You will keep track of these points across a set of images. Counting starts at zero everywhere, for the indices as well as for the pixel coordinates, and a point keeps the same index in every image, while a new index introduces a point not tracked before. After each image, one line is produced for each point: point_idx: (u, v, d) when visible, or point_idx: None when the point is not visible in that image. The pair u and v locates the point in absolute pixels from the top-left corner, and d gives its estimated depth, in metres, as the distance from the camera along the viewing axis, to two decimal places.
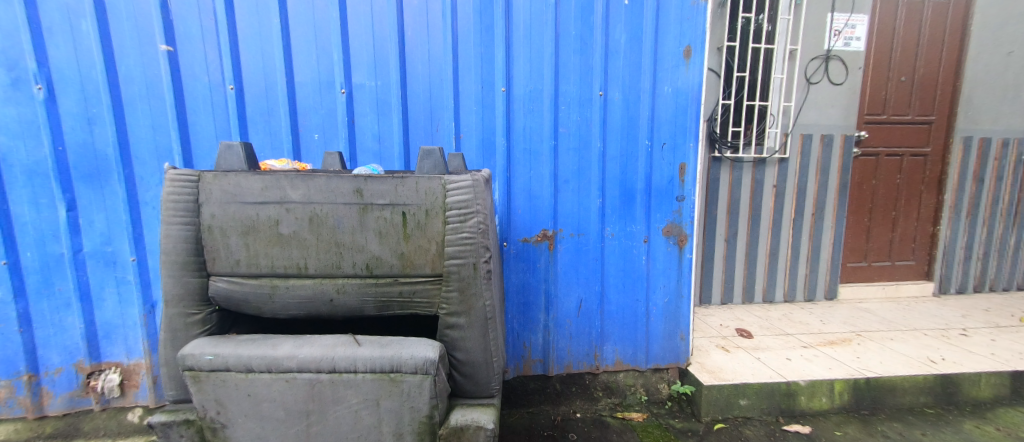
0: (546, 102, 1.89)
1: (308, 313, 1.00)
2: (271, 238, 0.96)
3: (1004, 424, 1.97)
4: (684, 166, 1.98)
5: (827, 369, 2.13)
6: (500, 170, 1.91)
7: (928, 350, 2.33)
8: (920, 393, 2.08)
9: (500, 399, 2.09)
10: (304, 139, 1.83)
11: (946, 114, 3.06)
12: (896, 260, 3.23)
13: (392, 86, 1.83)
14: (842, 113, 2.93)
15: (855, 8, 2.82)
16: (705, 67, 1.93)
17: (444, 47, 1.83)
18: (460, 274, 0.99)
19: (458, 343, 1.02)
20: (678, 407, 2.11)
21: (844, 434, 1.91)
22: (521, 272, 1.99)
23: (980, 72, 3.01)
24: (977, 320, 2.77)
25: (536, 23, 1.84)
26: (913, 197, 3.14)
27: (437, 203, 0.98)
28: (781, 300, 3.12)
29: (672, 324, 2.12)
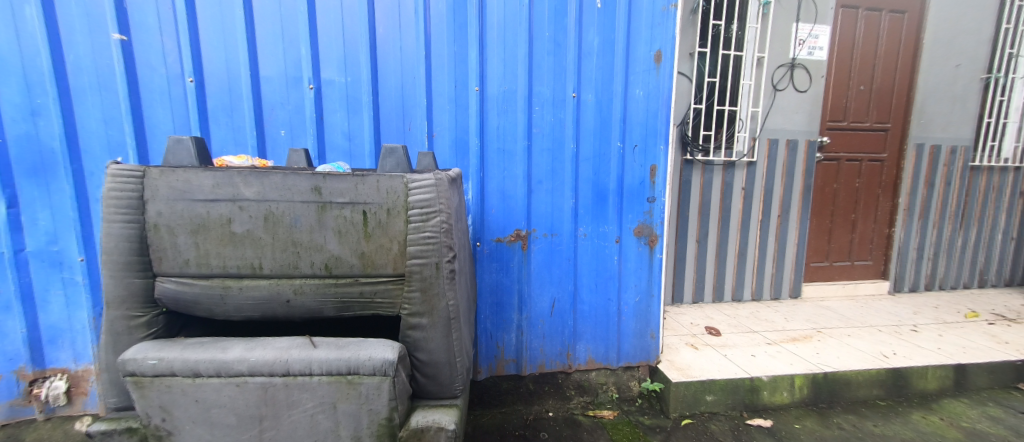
0: (520, 103, 1.90)
1: (263, 315, 0.97)
2: (223, 237, 0.92)
3: (947, 414, 2.11)
4: (655, 168, 2.03)
5: (788, 364, 2.23)
6: (474, 170, 1.90)
7: (881, 346, 2.48)
8: (873, 386, 2.21)
9: (473, 400, 2.09)
10: (270, 136, 1.77)
11: (900, 122, 3.26)
12: (855, 260, 3.41)
13: (363, 83, 1.79)
14: (806, 120, 3.07)
15: (818, 19, 2.96)
16: (676, 70, 1.98)
17: (416, 44, 1.80)
18: (422, 274, 0.98)
19: (421, 344, 1.00)
20: (648, 404, 2.16)
21: (803, 427, 2.00)
22: (494, 272, 1.99)
23: (931, 83, 3.21)
24: (926, 317, 2.96)
25: (512, 23, 1.85)
26: (871, 200, 3.33)
27: (399, 202, 0.97)
28: (749, 299, 3.24)
29: (643, 323, 2.17)
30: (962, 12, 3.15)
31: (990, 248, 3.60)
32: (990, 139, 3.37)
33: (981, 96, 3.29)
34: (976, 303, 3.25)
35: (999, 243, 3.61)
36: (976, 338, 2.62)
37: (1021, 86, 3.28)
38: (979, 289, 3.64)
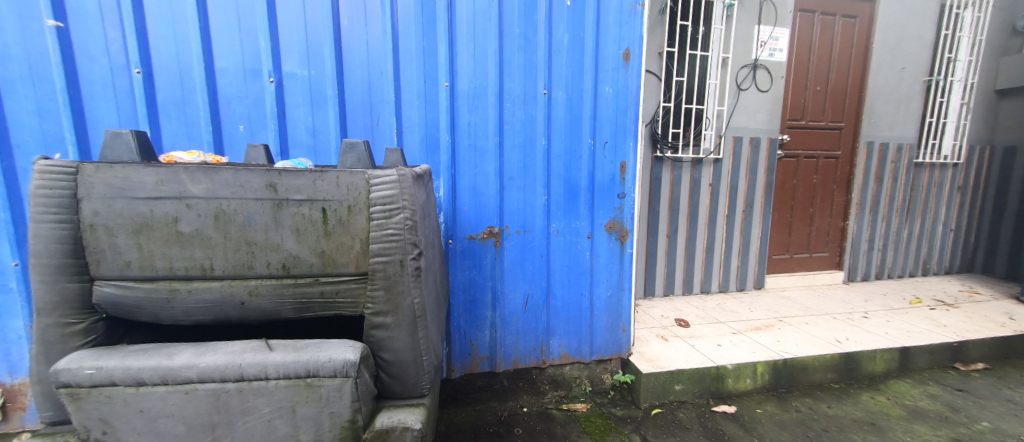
0: (491, 99, 1.89)
1: (215, 319, 0.92)
2: (169, 237, 0.87)
3: (893, 394, 2.25)
4: (625, 165, 2.07)
5: (751, 352, 2.33)
6: (445, 167, 1.88)
7: (836, 332, 2.62)
8: (828, 370, 2.33)
9: (446, 399, 2.07)
10: (228, 130, 1.69)
11: (852, 121, 3.45)
12: (813, 252, 3.59)
13: (327, 76, 1.74)
14: (767, 118, 3.20)
15: (778, 22, 3.08)
16: (643, 68, 2.02)
17: (383, 39, 1.76)
18: (385, 272, 0.96)
19: (385, 344, 0.98)
20: (620, 396, 2.21)
21: (764, 411, 2.09)
22: (467, 270, 1.98)
23: (880, 85, 3.41)
24: (876, 304, 3.15)
25: (482, 18, 1.83)
26: (827, 195, 3.51)
27: (360, 199, 0.95)
28: (717, 290, 3.36)
29: (614, 316, 2.21)
30: (907, 17, 3.35)
31: (932, 239, 3.87)
32: (931, 138, 3.62)
33: (923, 96, 3.53)
34: (920, 290, 3.49)
35: (939, 234, 3.88)
36: (919, 322, 2.81)
37: (958, 88, 3.53)
38: (923, 277, 3.91)
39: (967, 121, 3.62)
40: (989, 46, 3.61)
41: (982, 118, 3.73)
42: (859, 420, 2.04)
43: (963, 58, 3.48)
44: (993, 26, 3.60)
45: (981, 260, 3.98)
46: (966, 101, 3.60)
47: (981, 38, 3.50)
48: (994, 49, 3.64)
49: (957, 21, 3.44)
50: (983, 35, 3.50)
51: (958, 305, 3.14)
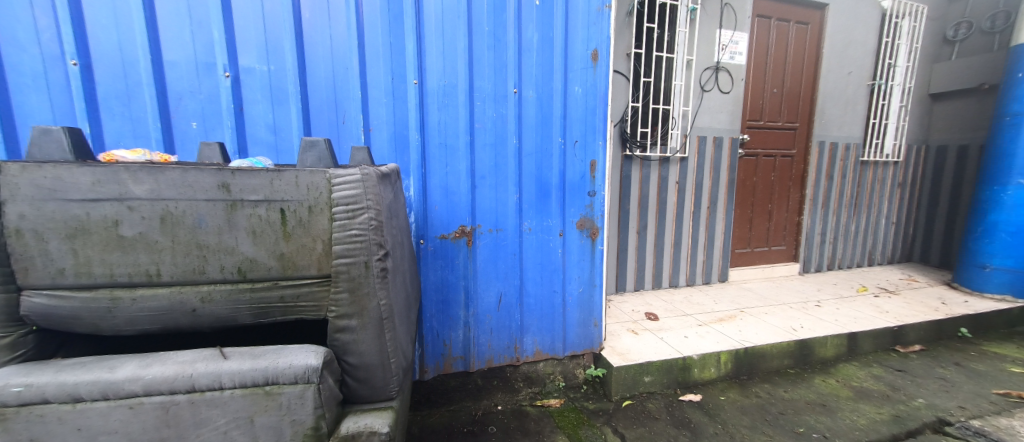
0: (461, 97, 1.87)
1: (164, 327, 0.87)
2: (109, 242, 0.81)
3: (842, 376, 2.39)
4: (594, 164, 2.10)
5: (715, 342, 2.42)
6: (415, 166, 1.85)
7: (792, 320, 2.76)
8: (785, 357, 2.46)
9: (418, 401, 2.04)
10: (179, 128, 1.60)
11: (806, 122, 3.63)
12: (772, 245, 3.76)
13: (288, 71, 1.67)
14: (729, 119, 3.32)
15: (737, 26, 3.20)
16: (611, 69, 2.05)
17: (347, 35, 1.71)
18: (349, 274, 0.94)
19: (351, 347, 0.95)
20: (592, 389, 2.24)
21: (727, 398, 2.18)
22: (439, 269, 1.95)
23: (831, 88, 3.61)
24: (828, 293, 3.34)
25: (450, 16, 1.81)
26: (784, 192, 3.68)
27: (322, 199, 0.92)
28: (684, 284, 3.46)
29: (587, 312, 2.24)
30: (854, 25, 3.56)
31: (877, 231, 4.13)
32: (875, 137, 3.86)
33: (868, 99, 3.76)
34: (866, 279, 3.72)
35: (883, 228, 4.15)
36: (865, 309, 3.00)
37: (897, 92, 3.79)
38: (869, 267, 4.17)
39: (906, 122, 3.90)
40: (924, 53, 3.90)
41: (918, 120, 4.02)
42: (811, 402, 2.15)
43: (901, 64, 3.74)
44: (927, 35, 3.89)
45: (919, 250, 4.28)
46: (904, 104, 3.87)
47: (917, 46, 3.77)
48: (929, 56, 3.93)
49: (896, 30, 3.69)
50: (918, 44, 3.78)
51: (900, 292, 3.37)
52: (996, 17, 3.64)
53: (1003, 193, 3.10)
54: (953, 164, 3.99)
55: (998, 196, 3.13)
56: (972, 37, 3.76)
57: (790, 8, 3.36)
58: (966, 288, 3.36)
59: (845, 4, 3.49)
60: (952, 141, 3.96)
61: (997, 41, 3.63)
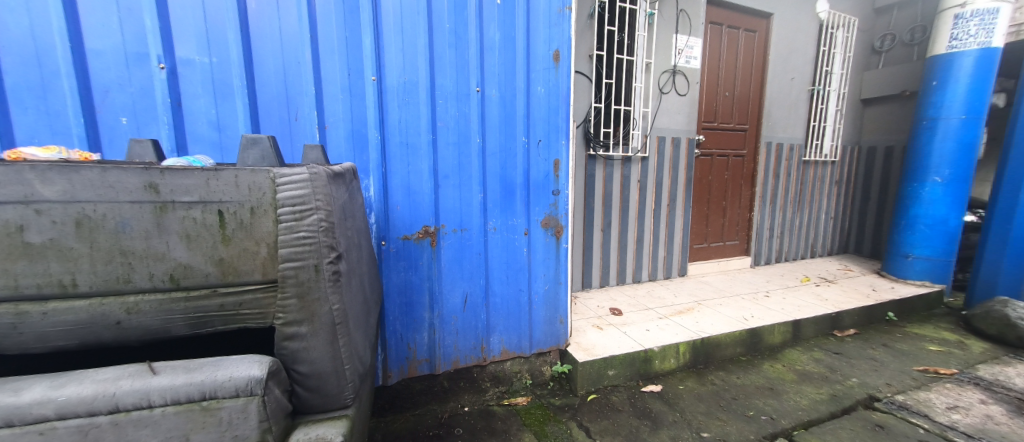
0: (422, 95, 1.83)
1: (82, 343, 0.80)
2: (13, 250, 0.73)
3: (787, 361, 2.54)
4: (558, 163, 2.12)
5: (674, 334, 2.51)
6: (375, 166, 1.79)
7: (744, 310, 2.91)
8: (738, 345, 2.58)
9: (382, 407, 1.98)
10: (107, 123, 1.47)
11: (755, 123, 3.83)
12: (726, 240, 3.95)
13: (233, 64, 1.57)
14: (686, 120, 3.45)
15: (692, 32, 3.32)
16: (572, 70, 2.08)
17: (299, 28, 1.63)
18: (297, 278, 0.89)
19: (301, 355, 0.90)
20: (559, 385, 2.26)
21: (685, 387, 2.26)
22: (402, 271, 1.90)
23: (777, 92, 3.83)
24: (776, 284, 3.54)
25: (410, 13, 1.76)
26: (737, 190, 3.87)
27: (265, 200, 0.87)
28: (646, 279, 3.57)
29: (552, 310, 2.26)
30: (796, 34, 3.79)
31: (819, 225, 4.43)
32: (816, 138, 4.13)
33: (809, 103, 4.01)
34: (810, 270, 3.98)
35: (824, 222, 4.45)
36: (808, 298, 3.20)
37: (834, 97, 4.08)
38: (812, 258, 4.46)
39: (842, 125, 4.20)
40: (856, 62, 4.22)
41: (852, 122, 4.35)
42: (760, 386, 2.27)
43: (837, 71, 4.02)
44: (858, 46, 4.22)
45: (854, 243, 4.63)
46: (839, 108, 4.17)
47: (849, 55, 4.08)
48: (859, 65, 4.26)
49: (832, 39, 3.97)
50: (851, 53, 4.08)
51: (839, 281, 3.63)
52: (914, 31, 3.99)
53: (922, 190, 3.41)
54: (881, 164, 4.34)
55: (917, 192, 3.43)
56: (896, 48, 4.11)
57: (739, 16, 3.53)
58: (892, 275, 3.66)
59: (788, 14, 3.71)
60: (880, 143, 4.31)
61: (916, 52, 3.99)
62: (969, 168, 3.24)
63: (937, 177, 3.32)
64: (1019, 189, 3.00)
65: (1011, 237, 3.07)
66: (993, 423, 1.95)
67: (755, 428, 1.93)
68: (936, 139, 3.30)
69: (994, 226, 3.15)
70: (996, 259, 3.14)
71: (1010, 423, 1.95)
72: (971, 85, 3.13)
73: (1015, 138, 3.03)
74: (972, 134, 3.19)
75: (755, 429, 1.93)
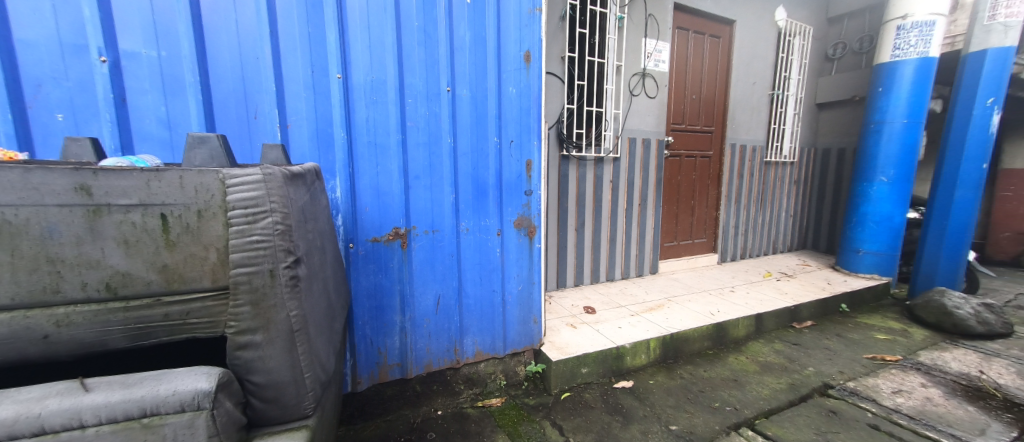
0: (390, 94, 1.79)
1: (6, 360, 0.74)
2: None
3: (750, 353, 2.64)
4: (530, 163, 2.12)
5: (645, 330, 2.56)
6: (341, 166, 1.73)
7: (711, 305, 3.00)
8: (705, 339, 2.66)
9: (352, 414, 1.91)
10: (41, 119, 1.37)
11: (720, 125, 3.96)
12: (695, 238, 4.07)
13: (184, 58, 1.49)
14: (655, 122, 3.53)
15: (660, 36, 3.40)
16: (543, 71, 2.09)
17: (257, 22, 1.56)
18: (251, 284, 0.85)
19: (256, 365, 0.86)
20: (533, 385, 2.26)
21: (655, 382, 2.31)
22: (371, 274, 1.85)
23: (741, 96, 3.98)
24: (741, 279, 3.68)
25: (377, 11, 1.72)
26: (704, 190, 3.99)
27: (214, 202, 0.82)
28: (619, 278, 3.63)
29: (526, 310, 2.26)
30: (757, 40, 3.95)
31: (780, 223, 4.63)
32: (776, 140, 4.31)
33: (769, 106, 4.19)
34: (772, 265, 4.16)
35: (785, 220, 4.66)
36: (770, 292, 3.34)
37: (792, 101, 4.29)
38: (774, 255, 4.65)
39: (799, 127, 4.41)
40: (811, 68, 4.45)
41: (809, 125, 4.58)
42: (725, 378, 2.35)
43: (794, 76, 4.22)
44: (813, 53, 4.45)
45: (812, 239, 4.88)
46: (796, 112, 4.39)
47: (805, 62, 4.29)
48: (814, 71, 4.49)
49: (789, 46, 4.17)
50: (807, 59, 4.30)
51: (797, 276, 3.81)
52: (863, 40, 4.24)
53: (870, 188, 3.62)
54: (835, 165, 4.59)
55: (866, 190, 3.65)
56: (847, 56, 4.35)
57: (704, 22, 3.65)
58: (844, 269, 3.87)
59: (750, 21, 3.86)
60: (834, 145, 4.55)
61: (865, 60, 4.23)
62: (910, 167, 3.47)
63: (883, 177, 3.54)
64: (954, 188, 3.25)
65: (948, 232, 3.31)
66: (933, 404, 2.09)
67: (720, 419, 2.00)
68: (882, 142, 3.51)
69: (933, 222, 3.38)
70: (935, 252, 3.38)
71: (947, 404, 2.10)
72: (911, 91, 3.36)
73: (951, 140, 3.27)
74: (914, 137, 3.42)
75: (720, 420, 2.00)
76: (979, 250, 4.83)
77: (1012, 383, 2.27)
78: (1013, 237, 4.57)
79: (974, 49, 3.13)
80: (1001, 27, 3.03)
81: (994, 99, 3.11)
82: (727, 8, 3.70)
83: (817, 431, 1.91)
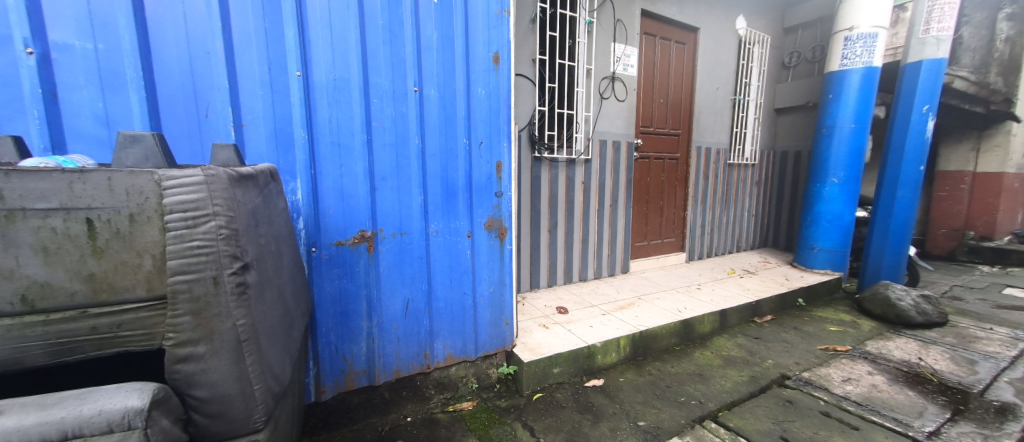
0: (355, 93, 1.73)
1: None
2: None
3: (714, 348, 2.73)
4: (500, 164, 2.11)
5: (615, 329, 2.60)
6: (303, 167, 1.67)
7: (679, 303, 3.09)
8: (672, 335, 2.73)
9: (317, 425, 1.85)
10: None
11: (687, 128, 4.09)
12: (664, 238, 4.17)
13: (125, 52, 1.39)
14: (625, 125, 3.60)
15: (628, 41, 3.48)
16: (512, 72, 2.09)
17: (208, 16, 1.48)
18: (191, 293, 0.80)
19: (199, 378, 0.81)
20: (505, 387, 2.25)
21: (625, 379, 2.35)
22: (336, 279, 1.79)
23: (705, 100, 4.13)
24: (706, 277, 3.81)
25: (339, 8, 1.67)
26: (672, 191, 4.11)
27: (149, 206, 0.78)
28: (592, 277, 3.67)
29: (497, 312, 2.25)
30: (719, 47, 4.11)
31: (743, 222, 4.82)
32: (739, 143, 4.49)
33: (732, 111, 4.37)
34: (735, 263, 4.33)
35: (747, 219, 4.85)
36: (734, 288, 3.48)
37: (752, 106, 4.48)
38: (738, 253, 4.84)
39: (759, 131, 4.62)
40: (770, 75, 4.68)
41: (769, 129, 4.80)
42: (691, 373, 2.42)
43: (754, 82, 4.42)
44: (771, 61, 4.68)
45: (772, 237, 5.11)
46: (757, 116, 4.59)
47: (764, 69, 4.50)
48: (772, 78, 4.73)
49: (750, 54, 4.36)
50: (765, 66, 4.51)
51: (758, 272, 3.98)
52: (815, 49, 4.49)
53: (823, 189, 3.83)
54: (792, 167, 4.84)
55: (819, 191, 3.85)
56: (801, 64, 4.61)
57: (670, 28, 3.76)
58: (800, 266, 4.07)
59: (713, 29, 4.01)
60: (791, 148, 4.79)
61: (817, 68, 4.48)
62: (857, 169, 3.70)
63: (834, 178, 3.76)
64: (897, 189, 3.49)
65: (891, 230, 3.54)
66: (877, 390, 2.23)
67: (685, 413, 2.05)
68: (832, 145, 3.73)
69: (878, 221, 3.62)
70: (881, 249, 3.61)
71: (890, 390, 2.24)
72: (858, 98, 3.58)
73: (893, 144, 3.51)
74: (861, 141, 3.66)
75: (685, 414, 2.05)
76: (920, 246, 5.20)
77: (947, 368, 2.45)
78: (949, 233, 4.94)
79: (912, 60, 3.37)
80: (934, 40, 3.26)
81: (929, 106, 3.36)
82: (691, 15, 3.83)
83: (774, 420, 1.99)
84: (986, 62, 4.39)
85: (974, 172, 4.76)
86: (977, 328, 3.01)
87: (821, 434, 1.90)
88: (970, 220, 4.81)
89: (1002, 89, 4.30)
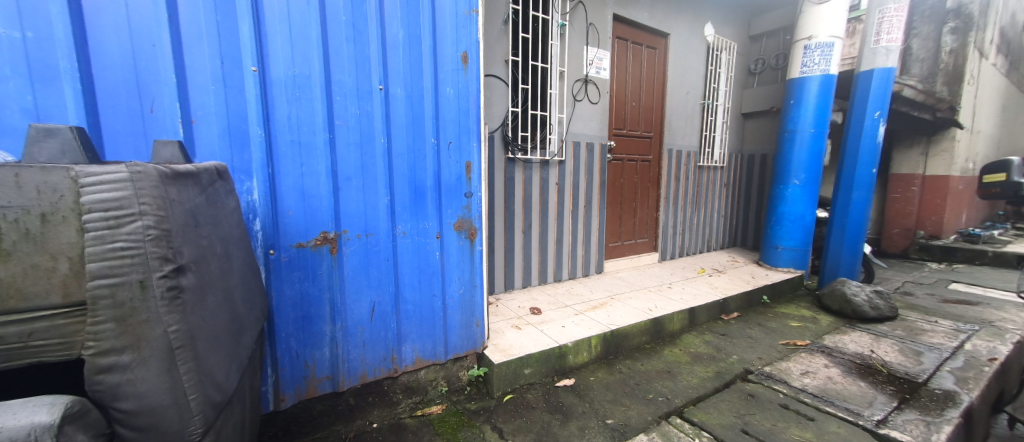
0: (316, 91, 1.68)
1: None
2: None
3: (682, 345, 2.82)
4: (469, 165, 2.10)
5: (587, 329, 2.63)
6: (260, 166, 1.60)
7: (649, 302, 3.17)
8: (643, 334, 2.79)
9: (278, 433, 1.78)
10: None
11: (658, 131, 4.20)
12: (637, 238, 4.26)
13: (57, 42, 1.29)
14: (598, 127, 3.65)
15: (601, 45, 3.53)
16: (481, 72, 2.08)
17: (154, 5, 1.40)
18: (113, 298, 0.75)
19: (124, 389, 0.75)
20: (475, 389, 2.24)
21: (596, 378, 2.38)
22: (297, 282, 1.73)
23: (675, 104, 4.26)
24: (677, 276, 3.92)
25: (299, 2, 1.61)
26: (645, 192, 4.21)
27: (63, 205, 0.74)
28: (567, 278, 3.71)
29: (467, 313, 2.23)
30: (688, 53, 4.25)
31: (712, 223, 4.98)
32: (708, 147, 4.65)
33: (701, 115, 4.53)
34: (705, 262, 4.47)
35: (716, 220, 5.02)
36: (702, 287, 3.59)
37: (720, 111, 4.66)
38: (707, 252, 5.00)
39: (727, 134, 4.80)
40: (736, 81, 4.88)
41: (735, 133, 5.00)
42: (659, 370, 2.48)
43: (721, 88, 4.60)
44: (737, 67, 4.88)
45: (740, 237, 5.32)
46: (725, 120, 4.77)
47: (731, 75, 4.69)
48: (739, 84, 4.93)
49: (717, 60, 4.54)
50: (732, 73, 4.70)
51: (724, 271, 4.13)
52: (778, 57, 4.72)
53: (786, 191, 4.02)
54: (758, 169, 5.05)
55: (782, 192, 4.04)
56: (765, 71, 4.83)
57: (641, 33, 3.85)
58: (765, 264, 4.25)
59: (682, 35, 4.14)
60: (757, 151, 5.00)
61: (780, 75, 4.70)
62: (817, 171, 3.93)
63: (796, 180, 3.95)
64: (852, 191, 3.71)
65: (848, 229, 3.76)
66: (832, 382, 2.36)
67: (652, 410, 2.10)
68: (794, 149, 3.93)
69: (837, 221, 3.84)
70: (839, 246, 3.82)
71: (844, 381, 2.37)
72: (817, 104, 3.79)
73: (849, 147, 3.73)
74: (820, 145, 3.88)
75: (652, 410, 2.10)
76: (876, 244, 5.52)
77: (895, 359, 2.62)
78: (903, 232, 5.29)
79: (866, 68, 3.60)
80: (884, 50, 3.48)
81: (880, 112, 3.58)
82: (662, 21, 3.94)
83: (736, 414, 2.07)
84: (933, 72, 4.80)
85: (923, 175, 5.12)
86: (922, 321, 3.24)
87: (780, 425, 1.99)
88: (920, 220, 5.19)
89: (946, 99, 4.62)
